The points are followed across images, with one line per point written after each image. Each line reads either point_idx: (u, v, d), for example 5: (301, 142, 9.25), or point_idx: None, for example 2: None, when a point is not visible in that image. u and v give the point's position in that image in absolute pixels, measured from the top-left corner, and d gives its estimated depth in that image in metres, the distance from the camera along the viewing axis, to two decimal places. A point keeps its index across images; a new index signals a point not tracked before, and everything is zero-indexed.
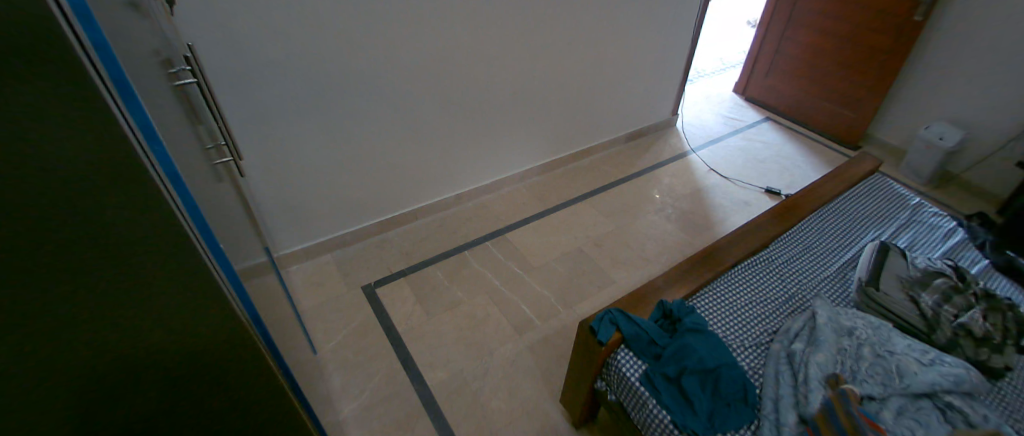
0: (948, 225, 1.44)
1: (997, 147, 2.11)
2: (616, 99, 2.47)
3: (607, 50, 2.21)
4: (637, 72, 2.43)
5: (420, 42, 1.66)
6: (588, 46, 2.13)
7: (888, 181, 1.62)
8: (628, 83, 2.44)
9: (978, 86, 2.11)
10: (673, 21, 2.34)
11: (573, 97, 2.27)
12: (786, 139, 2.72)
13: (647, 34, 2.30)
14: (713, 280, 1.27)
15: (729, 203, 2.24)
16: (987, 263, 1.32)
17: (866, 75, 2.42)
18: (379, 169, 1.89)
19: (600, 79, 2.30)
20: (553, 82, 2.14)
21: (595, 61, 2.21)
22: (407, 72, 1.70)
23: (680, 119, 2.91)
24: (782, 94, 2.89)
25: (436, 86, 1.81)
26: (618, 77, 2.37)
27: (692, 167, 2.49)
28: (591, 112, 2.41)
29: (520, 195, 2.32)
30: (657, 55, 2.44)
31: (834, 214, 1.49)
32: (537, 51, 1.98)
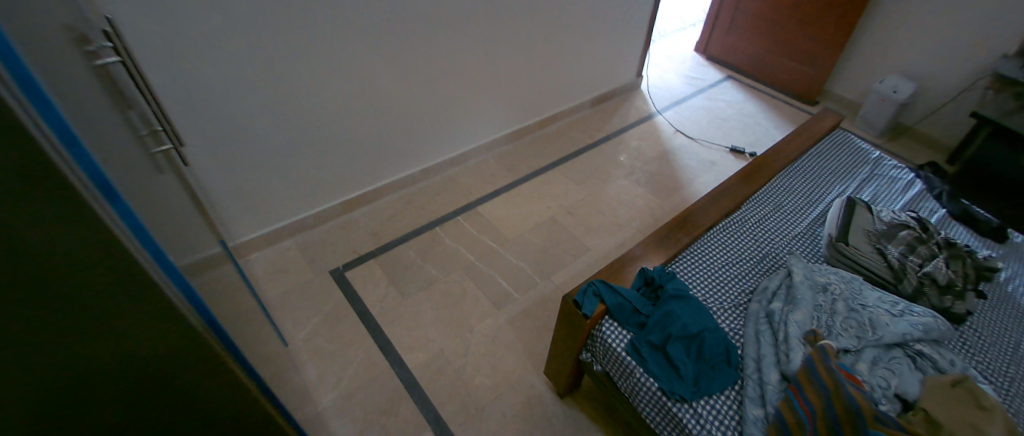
0: (906, 178, 1.50)
1: (946, 98, 2.20)
2: (582, 61, 2.38)
3: (572, 7, 2.10)
4: (602, 31, 2.34)
5: (370, 0, 1.49)
6: (552, 4, 2.01)
7: (850, 137, 1.65)
8: (593, 43, 2.35)
9: (929, 40, 2.17)
10: None
11: (537, 59, 2.16)
12: (748, 97, 2.74)
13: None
14: (690, 244, 1.27)
15: (697, 163, 2.25)
16: (943, 212, 1.41)
17: (824, 30, 2.44)
18: (337, 144, 1.75)
19: (564, 39, 2.20)
20: (517, 43, 2.02)
21: (560, 19, 2.10)
22: (358, 35, 1.53)
23: (646, 80, 2.88)
24: (742, 52, 2.88)
25: (391, 50, 1.65)
26: (583, 37, 2.28)
27: (660, 129, 2.48)
28: (556, 76, 2.32)
29: (489, 165, 2.23)
30: (623, 13, 2.36)
31: (803, 172, 1.50)
32: (499, 9, 1.84)
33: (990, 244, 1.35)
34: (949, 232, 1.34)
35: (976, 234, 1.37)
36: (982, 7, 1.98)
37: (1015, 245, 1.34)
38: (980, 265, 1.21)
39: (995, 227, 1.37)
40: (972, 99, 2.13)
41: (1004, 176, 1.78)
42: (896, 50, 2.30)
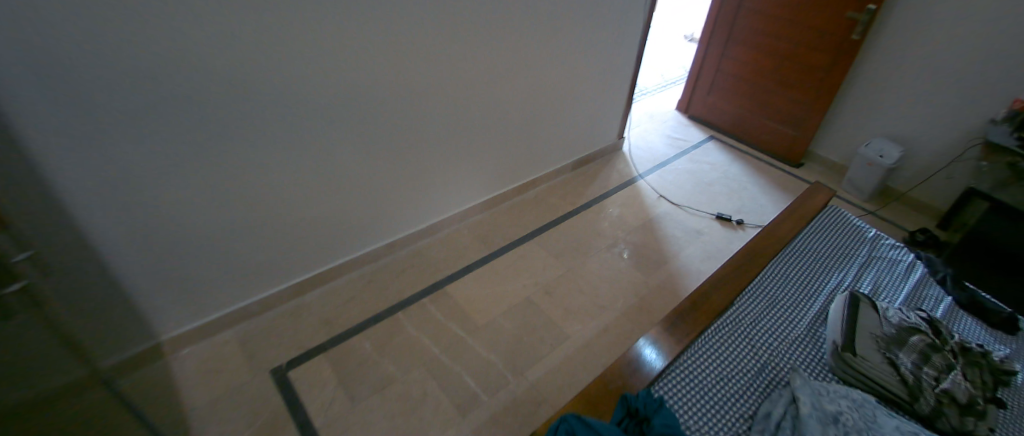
0: (907, 259, 1.34)
1: (933, 162, 2.14)
2: (562, 126, 2.30)
3: (551, 76, 2.03)
4: (582, 96, 2.28)
5: (329, 82, 1.35)
6: (531, 73, 1.93)
7: (843, 213, 1.51)
8: (573, 108, 2.28)
9: (913, 105, 2.13)
10: (617, 44, 2.22)
11: (515, 127, 2.06)
12: (731, 159, 2.69)
13: (592, 59, 2.15)
14: (678, 356, 1.08)
15: (682, 232, 2.12)
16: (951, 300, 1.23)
17: (806, 93, 2.42)
18: (291, 228, 1.58)
19: (544, 107, 2.12)
20: (494, 114, 1.92)
21: (539, 88, 2.02)
22: (316, 117, 1.40)
23: (627, 141, 2.82)
24: (724, 113, 2.88)
25: (354, 130, 1.52)
26: (563, 103, 2.20)
27: (642, 194, 2.38)
28: (535, 142, 2.22)
29: (462, 237, 2.08)
30: (603, 78, 2.31)
31: (797, 256, 1.35)
32: (474, 82, 1.74)
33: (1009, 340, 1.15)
34: (961, 326, 1.16)
35: (989, 326, 1.17)
36: (965, 74, 1.95)
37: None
38: (1004, 370, 1.01)
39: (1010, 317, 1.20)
40: (962, 166, 2.06)
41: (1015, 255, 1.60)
42: (881, 114, 2.25)
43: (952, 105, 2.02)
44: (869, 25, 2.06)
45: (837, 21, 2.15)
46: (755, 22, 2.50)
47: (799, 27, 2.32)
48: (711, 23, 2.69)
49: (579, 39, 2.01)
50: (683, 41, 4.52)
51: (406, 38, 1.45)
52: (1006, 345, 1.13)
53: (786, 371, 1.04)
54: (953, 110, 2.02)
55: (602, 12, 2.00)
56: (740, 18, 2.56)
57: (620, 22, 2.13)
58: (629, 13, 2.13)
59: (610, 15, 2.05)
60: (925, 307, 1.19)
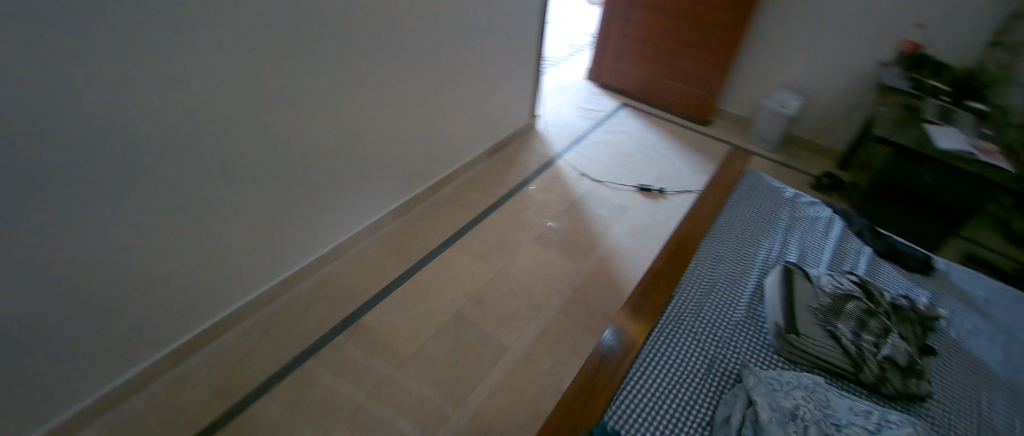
0: (825, 215, 1.34)
1: (839, 107, 2.23)
2: (473, 113, 2.07)
3: (458, 61, 1.79)
4: (490, 77, 2.06)
5: (174, 98, 0.96)
6: (437, 60, 1.68)
7: (761, 176, 1.49)
8: (483, 92, 2.06)
9: (811, 52, 2.20)
10: (520, 14, 2.02)
11: (426, 121, 1.81)
12: (645, 125, 2.67)
13: (498, 35, 1.95)
14: (626, 370, 0.97)
15: (606, 210, 2.05)
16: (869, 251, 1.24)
17: (709, 51, 2.44)
18: (161, 299, 1.19)
19: (454, 95, 1.88)
20: (404, 112, 1.66)
21: (448, 75, 1.78)
22: (164, 156, 1.01)
23: (541, 119, 2.69)
24: (632, 79, 2.86)
25: (226, 162, 1.14)
26: (472, 88, 1.97)
27: (563, 175, 2.27)
28: (447, 133, 1.98)
29: (374, 253, 1.80)
30: (510, 53, 2.11)
31: (727, 230, 1.29)
32: (373, 79, 1.45)
33: (920, 280, 1.20)
34: (883, 275, 1.16)
35: (906, 271, 1.22)
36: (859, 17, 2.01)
37: (945, 277, 1.21)
38: (928, 315, 1.03)
39: (922, 259, 1.23)
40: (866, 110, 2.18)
41: (925, 198, 1.58)
42: (782, 64, 2.31)
43: (849, 49, 2.10)
44: None
45: None
46: None
47: None
48: None
49: (480, 16, 1.78)
50: (578, 5, 4.42)
51: (280, 30, 1.10)
52: (923, 289, 1.16)
53: (735, 362, 0.98)
54: (853, 55, 2.10)
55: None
56: None
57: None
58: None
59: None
60: (849, 262, 1.18)
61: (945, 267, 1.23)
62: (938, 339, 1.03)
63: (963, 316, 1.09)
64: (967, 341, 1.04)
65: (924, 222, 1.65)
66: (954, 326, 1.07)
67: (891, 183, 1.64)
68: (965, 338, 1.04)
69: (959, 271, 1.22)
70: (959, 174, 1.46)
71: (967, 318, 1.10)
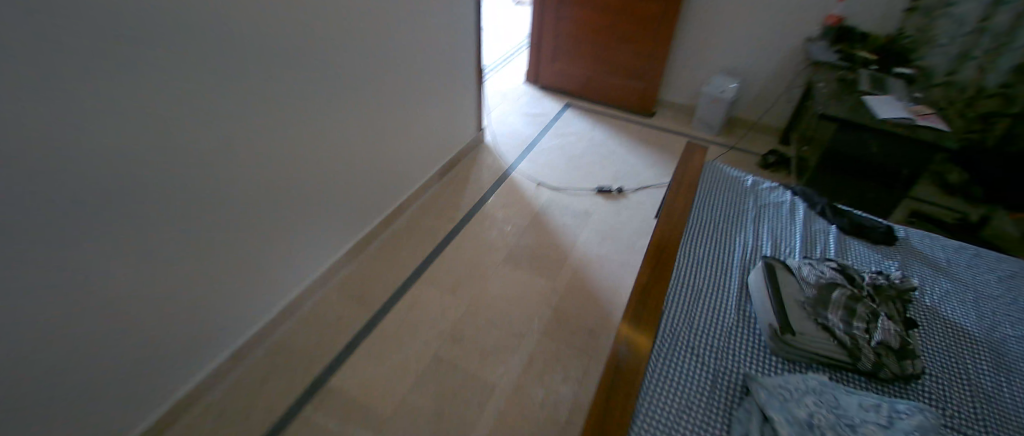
0: (785, 201, 1.38)
1: (770, 86, 2.34)
2: (419, 136, 1.95)
3: (396, 84, 1.67)
4: (433, 96, 1.96)
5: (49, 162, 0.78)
6: (373, 87, 1.56)
7: (720, 167, 1.51)
8: (427, 113, 1.95)
9: (739, 34, 2.28)
10: (455, 25, 1.93)
11: (371, 151, 1.67)
12: (592, 124, 2.67)
13: (434, 52, 1.85)
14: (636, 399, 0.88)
15: (570, 219, 2.00)
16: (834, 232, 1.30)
17: (644, 43, 2.48)
18: (66, 405, 0.98)
19: (396, 120, 1.76)
20: (344, 147, 1.51)
21: (387, 101, 1.65)
22: (41, 238, 0.81)
23: (488, 130, 2.59)
24: (572, 77, 2.85)
25: (130, 238, 0.96)
26: (415, 110, 1.85)
27: (519, 187, 2.20)
28: (396, 160, 1.85)
29: (333, 304, 1.62)
30: (450, 66, 2.01)
31: (701, 227, 1.27)
32: (306, 118, 1.31)
33: (886, 251, 1.28)
34: (853, 254, 1.22)
35: (872, 244, 1.29)
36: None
37: (907, 245, 1.30)
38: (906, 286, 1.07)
39: (885, 231, 1.31)
40: (795, 87, 2.30)
41: (864, 161, 1.60)
42: (715, 49, 2.39)
43: (773, 29, 2.20)
44: None
45: None
46: None
47: None
48: None
49: (413, 34, 1.68)
50: (506, 9, 4.38)
51: (190, 74, 0.94)
52: (891, 261, 1.23)
53: (739, 369, 0.94)
54: (777, 34, 2.20)
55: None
56: None
57: (453, 5, 1.86)
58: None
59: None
60: (820, 246, 1.22)
61: (905, 235, 1.32)
62: (917, 309, 1.10)
63: (933, 281, 1.18)
64: (941, 306, 1.11)
65: (866, 188, 1.68)
66: (926, 293, 1.15)
67: (829, 153, 1.65)
68: (938, 303, 1.12)
69: (918, 236, 1.32)
70: (903, 142, 1.49)
71: (936, 283, 1.19)
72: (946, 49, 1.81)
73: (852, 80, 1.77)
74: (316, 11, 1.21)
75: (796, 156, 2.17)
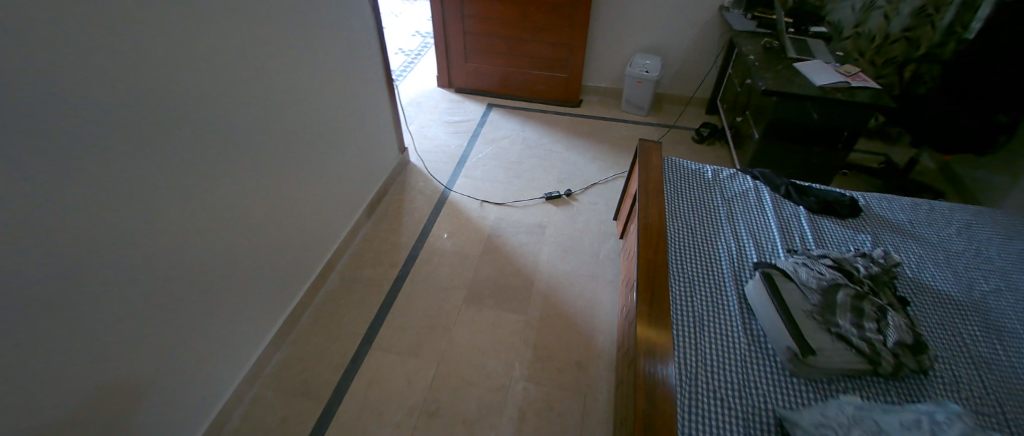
0: (750, 193, 1.41)
1: (690, 58, 2.37)
2: (338, 175, 1.66)
3: (297, 124, 1.39)
4: (346, 125, 1.68)
5: None
6: (269, 134, 1.27)
7: (680, 164, 1.49)
8: (342, 146, 1.66)
9: (652, 9, 2.25)
10: (352, 39, 1.65)
11: (283, 210, 1.36)
12: (522, 122, 2.51)
13: (336, 75, 1.58)
14: None
15: (526, 235, 1.85)
16: (801, 212, 1.36)
17: (559, 31, 2.35)
18: None
19: (307, 164, 1.47)
20: (247, 215, 1.21)
21: (290, 144, 1.37)
22: None
23: (411, 147, 2.30)
24: (488, 75, 2.66)
25: None
26: (326, 147, 1.56)
27: (462, 208, 1.97)
28: (316, 211, 1.55)
29: (271, 402, 1.30)
30: (357, 87, 1.72)
31: (684, 241, 1.24)
32: (187, 194, 1.01)
33: (856, 223, 1.35)
34: (830, 238, 1.29)
35: (841, 219, 1.36)
36: None
37: (872, 214, 1.40)
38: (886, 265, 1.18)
39: (848, 203, 1.39)
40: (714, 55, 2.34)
41: (813, 128, 1.64)
42: (631, 27, 2.34)
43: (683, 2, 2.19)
44: None
45: None
46: None
47: None
48: None
49: (305, 61, 1.39)
50: (396, 7, 4.01)
51: None
52: (864, 234, 1.31)
53: (769, 394, 0.90)
54: (688, 6, 2.20)
55: (319, 14, 1.44)
56: None
57: (348, 18, 1.60)
58: (349, 3, 1.59)
59: (332, 14, 1.51)
60: (797, 238, 1.27)
61: (866, 205, 1.42)
62: (903, 282, 1.19)
63: (905, 250, 1.28)
64: (922, 274, 1.21)
65: (814, 154, 1.72)
66: (907, 263, 1.24)
67: (777, 124, 1.66)
68: (919, 272, 1.22)
69: (877, 204, 1.44)
70: (846, 106, 1.53)
71: (910, 249, 1.29)
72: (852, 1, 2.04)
73: (777, 48, 1.78)
74: (169, 57, 0.93)
75: (727, 126, 2.22)
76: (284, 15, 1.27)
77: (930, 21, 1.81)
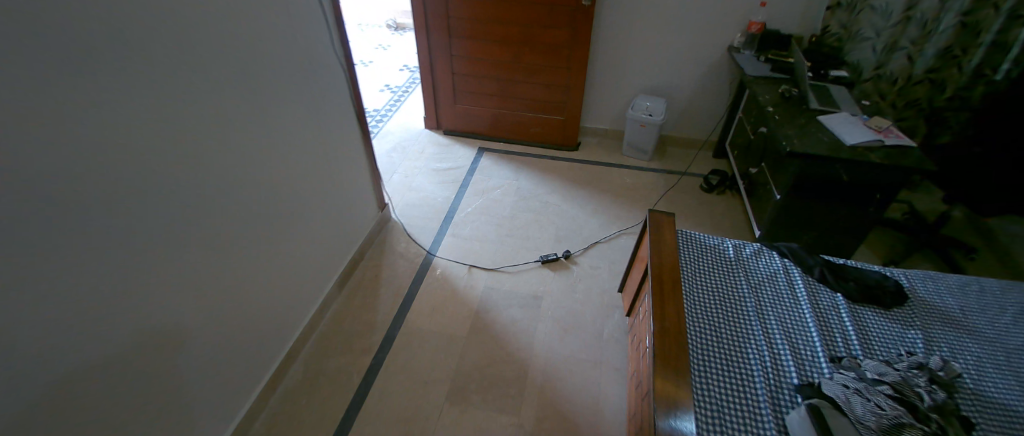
0: (780, 276, 1.19)
1: (697, 98, 2.22)
2: (310, 248, 1.47)
3: (259, 201, 1.20)
4: (321, 190, 1.50)
5: None
6: (223, 220, 1.08)
7: (696, 239, 1.29)
8: (314, 215, 1.48)
9: (657, 49, 2.11)
10: (329, 98, 1.49)
11: (238, 302, 1.16)
12: (516, 168, 2.33)
13: (309, 138, 1.40)
14: None
15: (519, 308, 1.63)
16: (841, 301, 1.14)
17: (556, 72, 2.18)
18: None
19: (270, 245, 1.27)
20: (188, 319, 1.01)
21: (250, 227, 1.17)
22: None
23: (393, 200, 2.11)
24: (479, 117, 2.48)
25: None
26: (295, 219, 1.38)
27: (449, 275, 1.76)
28: (282, 292, 1.35)
29: None
30: (334, 147, 1.56)
31: (706, 345, 1.02)
32: (94, 313, 0.82)
33: (906, 314, 1.12)
34: (875, 337, 1.07)
35: (887, 312, 1.12)
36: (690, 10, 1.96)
37: (920, 299, 1.16)
38: (948, 380, 0.96)
39: (895, 289, 1.16)
40: (723, 97, 2.20)
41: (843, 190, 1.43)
42: (635, 68, 2.19)
43: (691, 42, 2.05)
44: None
45: None
46: (470, 9, 2.08)
47: (526, 5, 2.01)
48: (424, 20, 2.16)
49: (271, 129, 1.23)
50: (382, 41, 3.88)
51: None
52: (914, 331, 1.08)
53: None
54: (696, 46, 2.06)
55: (289, 76, 1.28)
56: (454, 10, 2.11)
57: (323, 76, 1.44)
58: (326, 59, 1.44)
59: (305, 73, 1.35)
60: (839, 340, 1.04)
61: (914, 287, 1.19)
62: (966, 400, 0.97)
63: (970, 354, 1.04)
64: (995, 389, 0.99)
65: (844, 218, 1.50)
66: (966, 370, 1.01)
67: (800, 184, 1.46)
68: (980, 382, 0.99)
69: (924, 284, 1.20)
70: (882, 170, 1.33)
71: (972, 351, 1.06)
72: (874, 42, 1.84)
73: (796, 96, 1.60)
74: (76, 151, 0.75)
75: (738, 175, 2.04)
76: (246, 82, 1.11)
77: (956, 63, 1.58)
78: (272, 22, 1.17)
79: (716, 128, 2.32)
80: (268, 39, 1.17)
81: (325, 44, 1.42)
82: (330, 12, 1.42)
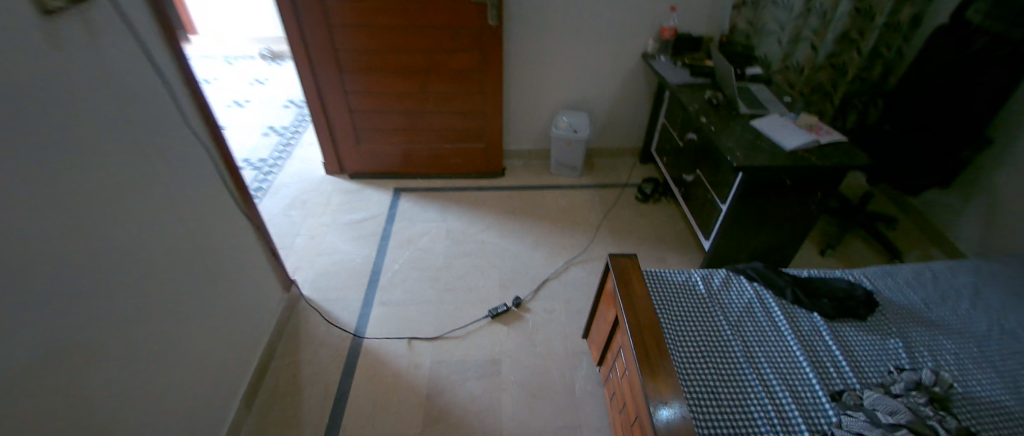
0: (755, 305, 1.12)
1: (617, 108, 2.20)
2: (195, 374, 1.11)
3: (90, 344, 0.84)
4: (205, 292, 1.15)
5: None
6: (16, 402, 0.71)
7: (664, 278, 1.19)
8: (199, 329, 1.12)
9: (575, 63, 2.02)
10: (202, 177, 1.16)
11: None
12: (441, 207, 2.08)
13: (174, 233, 1.05)
14: None
15: (475, 382, 1.39)
16: (818, 321, 1.09)
17: (470, 98, 1.98)
18: None
19: (122, 396, 0.90)
20: None
21: (71, 387, 0.80)
22: None
23: (300, 273, 1.75)
24: (390, 155, 2.19)
25: None
26: (165, 347, 1.02)
27: (383, 360, 1.45)
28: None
29: None
30: (222, 232, 1.23)
31: (706, 411, 0.90)
32: None
33: (878, 322, 1.10)
34: (861, 355, 1.02)
35: (862, 322, 1.11)
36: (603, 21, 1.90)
37: (883, 302, 1.15)
38: (941, 391, 0.92)
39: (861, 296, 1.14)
40: (642, 104, 2.20)
41: (787, 193, 1.42)
42: (553, 84, 2.09)
43: (607, 53, 2.00)
44: (499, 5, 1.72)
45: (465, 7, 1.71)
46: (361, 39, 1.80)
47: (425, 28, 1.77)
48: (305, 54, 1.82)
49: (118, 238, 0.90)
50: (257, 74, 3.37)
51: None
52: (893, 339, 1.06)
53: None
54: (612, 56, 2.01)
55: (125, 163, 0.92)
56: (340, 40, 1.80)
57: (182, 151, 1.09)
58: (193, 129, 1.12)
59: (151, 155, 0.99)
60: (831, 369, 0.99)
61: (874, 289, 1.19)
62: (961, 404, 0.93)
63: (944, 351, 1.03)
64: (977, 384, 0.97)
65: (786, 218, 1.51)
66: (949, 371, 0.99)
67: (750, 192, 1.42)
68: (964, 381, 0.97)
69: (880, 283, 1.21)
70: (824, 170, 1.34)
71: (944, 346, 1.05)
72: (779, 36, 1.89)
73: (724, 102, 1.63)
74: None
75: (670, 182, 2.01)
76: (37, 189, 0.74)
77: (855, 47, 1.75)
78: (75, 100, 0.81)
79: (638, 134, 2.32)
80: (67, 125, 0.80)
81: (174, 113, 1.06)
82: (179, 70, 1.07)
